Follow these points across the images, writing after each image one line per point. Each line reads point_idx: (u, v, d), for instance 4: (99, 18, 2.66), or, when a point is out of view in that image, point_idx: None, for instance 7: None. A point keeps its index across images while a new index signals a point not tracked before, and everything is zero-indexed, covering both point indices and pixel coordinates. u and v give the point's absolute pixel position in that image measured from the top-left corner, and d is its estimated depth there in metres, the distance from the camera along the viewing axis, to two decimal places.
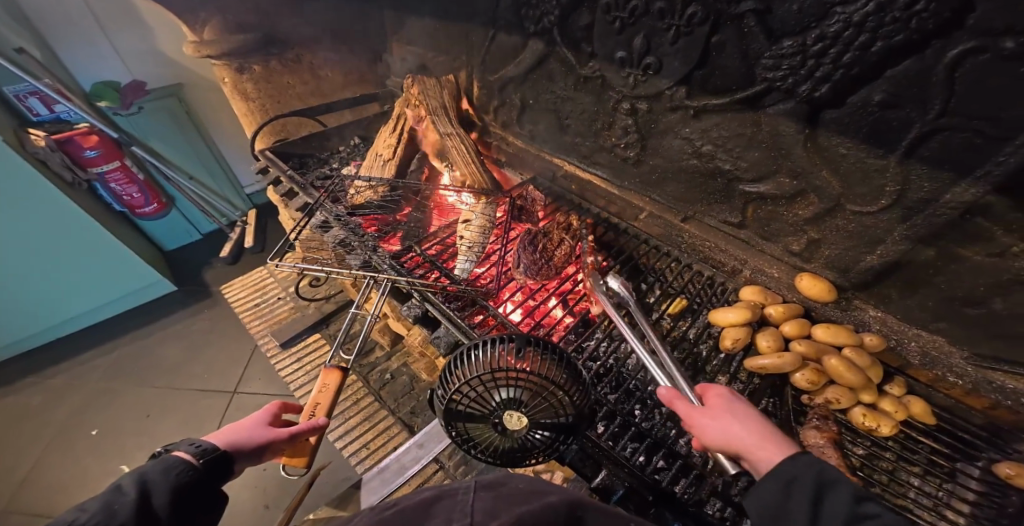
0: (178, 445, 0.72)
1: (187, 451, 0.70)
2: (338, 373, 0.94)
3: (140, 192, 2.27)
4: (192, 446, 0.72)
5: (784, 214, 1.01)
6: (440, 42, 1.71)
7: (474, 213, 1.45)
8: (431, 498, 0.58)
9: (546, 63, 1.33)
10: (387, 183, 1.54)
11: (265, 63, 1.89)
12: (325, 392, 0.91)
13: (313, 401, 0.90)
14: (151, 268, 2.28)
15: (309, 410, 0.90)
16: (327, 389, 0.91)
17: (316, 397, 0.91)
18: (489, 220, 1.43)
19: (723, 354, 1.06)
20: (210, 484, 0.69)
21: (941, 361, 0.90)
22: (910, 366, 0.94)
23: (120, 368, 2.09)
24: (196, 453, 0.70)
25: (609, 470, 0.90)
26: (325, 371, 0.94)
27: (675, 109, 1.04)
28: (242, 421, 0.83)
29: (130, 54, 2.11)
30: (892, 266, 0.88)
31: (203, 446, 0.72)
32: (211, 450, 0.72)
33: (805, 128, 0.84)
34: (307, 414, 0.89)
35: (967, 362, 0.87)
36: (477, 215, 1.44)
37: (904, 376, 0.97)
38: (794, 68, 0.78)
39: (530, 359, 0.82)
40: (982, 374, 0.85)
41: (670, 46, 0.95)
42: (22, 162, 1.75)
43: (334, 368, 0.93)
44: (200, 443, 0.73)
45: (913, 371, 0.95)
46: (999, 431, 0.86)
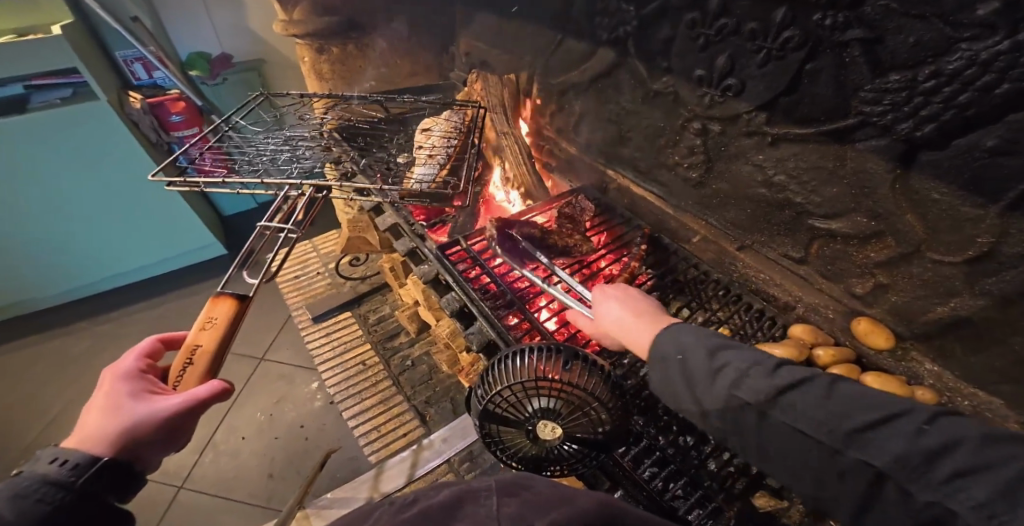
0: (36, 465, 0.58)
1: (51, 473, 0.57)
2: (225, 305, 0.76)
3: None
4: (55, 464, 0.58)
5: (853, 255, 0.95)
6: (507, 41, 1.72)
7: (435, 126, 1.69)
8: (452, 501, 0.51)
9: (615, 73, 1.32)
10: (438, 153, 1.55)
11: (342, 46, 1.99)
12: (210, 332, 0.73)
13: (190, 346, 0.72)
14: (208, 232, 2.40)
15: (189, 359, 0.71)
16: (217, 324, 0.74)
17: (200, 336, 0.73)
18: (451, 125, 1.69)
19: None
20: (102, 494, 0.59)
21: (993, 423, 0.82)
22: None
23: (161, 323, 2.21)
24: (67, 474, 0.57)
25: (626, 491, 0.91)
26: (212, 301, 0.76)
27: (750, 134, 1.01)
28: (104, 395, 0.65)
29: (224, 29, 2.25)
30: (962, 322, 0.82)
31: (72, 462, 0.58)
32: (92, 462, 0.58)
33: (897, 168, 0.79)
34: (178, 369, 0.71)
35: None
36: (437, 128, 1.68)
37: None
38: (897, 104, 0.73)
39: (576, 372, 0.80)
40: None
41: (756, 69, 0.92)
42: (120, 122, 1.93)
43: (223, 298, 0.76)
44: (67, 456, 0.59)
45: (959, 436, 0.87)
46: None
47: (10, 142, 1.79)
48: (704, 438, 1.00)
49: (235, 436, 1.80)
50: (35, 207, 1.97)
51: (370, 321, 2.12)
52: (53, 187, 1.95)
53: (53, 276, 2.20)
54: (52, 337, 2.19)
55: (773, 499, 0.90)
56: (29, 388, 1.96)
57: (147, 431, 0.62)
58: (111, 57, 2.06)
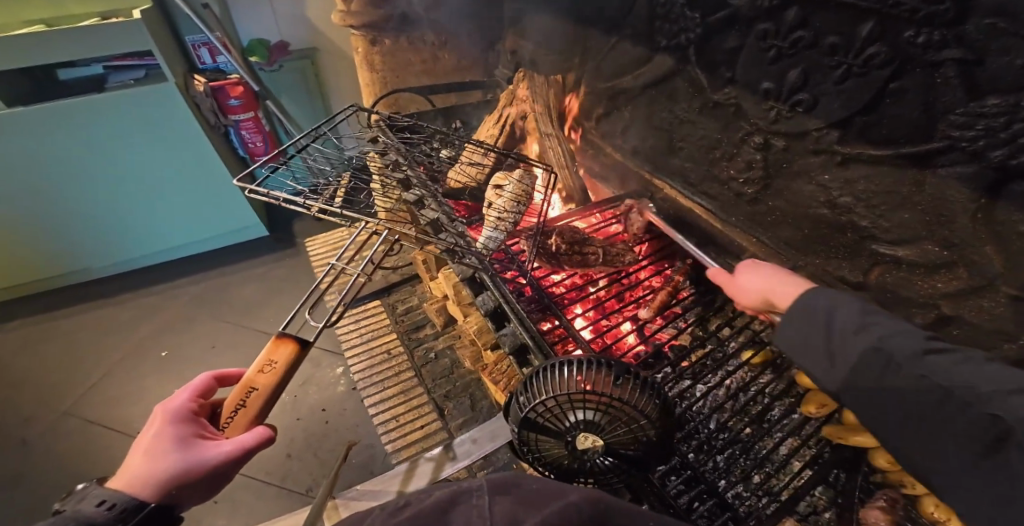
0: (82, 505, 0.57)
1: (97, 517, 0.55)
2: (289, 348, 0.74)
3: (263, 142, 2.47)
4: (101, 507, 0.56)
5: (917, 284, 0.90)
6: (559, 41, 1.70)
7: (508, 179, 1.47)
8: (443, 502, 0.48)
9: (671, 81, 1.30)
10: (515, 196, 1.39)
11: (395, 39, 2.01)
12: (268, 374, 0.72)
13: (247, 385, 0.71)
14: (253, 214, 2.49)
15: (242, 401, 0.70)
16: (275, 369, 0.72)
17: (257, 378, 0.72)
18: (524, 188, 1.42)
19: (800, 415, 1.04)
20: None
21: None
22: None
23: (200, 298, 2.31)
24: (112, 516, 0.55)
25: (653, 506, 0.86)
26: (273, 343, 0.74)
27: (817, 152, 0.98)
28: (156, 430, 0.64)
29: (286, 17, 2.32)
30: None
31: (117, 506, 0.56)
32: (137, 508, 0.57)
33: (982, 197, 0.73)
34: (231, 408, 0.70)
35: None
36: (511, 182, 1.45)
37: None
38: (991, 130, 0.67)
39: (622, 387, 0.78)
40: None
41: (832, 86, 0.88)
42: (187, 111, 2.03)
43: (287, 341, 0.74)
44: (114, 498, 0.57)
45: None
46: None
47: (81, 121, 1.90)
48: (735, 457, 0.99)
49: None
50: (98, 183, 2.08)
51: (398, 311, 2.15)
52: (117, 164, 2.06)
53: (109, 249, 2.32)
54: (100, 305, 2.32)
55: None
56: (80, 351, 2.09)
57: (192, 480, 0.60)
58: (181, 41, 2.17)
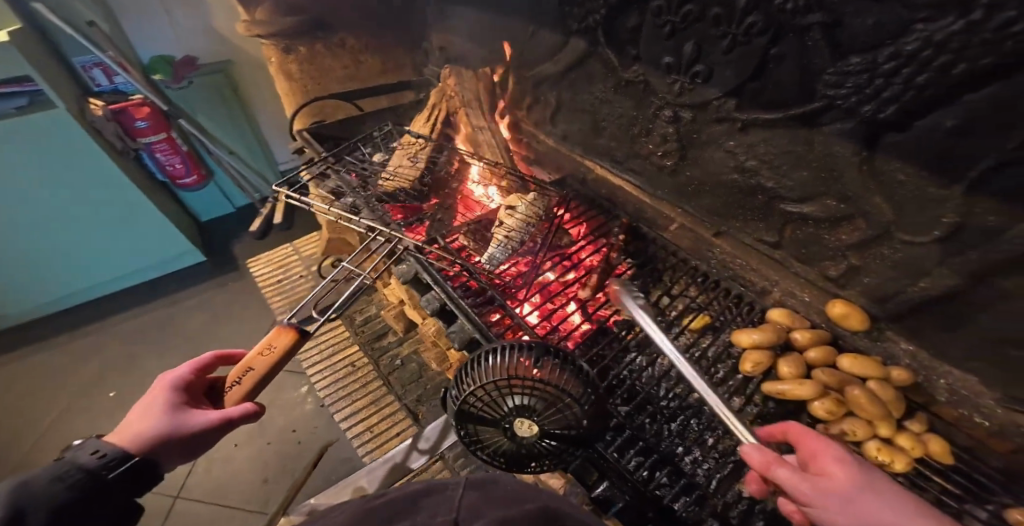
0: (81, 451, 0.61)
1: (88, 463, 0.60)
2: (291, 337, 0.77)
3: (183, 163, 2.36)
4: (96, 455, 0.61)
5: (825, 238, 0.96)
6: (479, 35, 1.69)
7: (521, 202, 1.39)
8: (417, 493, 0.51)
9: (587, 64, 1.31)
10: (531, 217, 1.33)
11: (310, 45, 1.92)
12: (268, 356, 0.75)
13: (246, 363, 0.75)
14: (185, 239, 2.36)
15: (239, 378, 0.75)
16: (273, 353, 0.75)
17: (255, 360, 0.75)
18: (537, 211, 1.34)
19: (741, 376, 1.03)
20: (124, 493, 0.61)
21: (969, 400, 0.85)
22: (935, 403, 0.89)
23: (143, 332, 2.18)
24: (102, 464, 0.60)
25: (612, 482, 0.87)
26: (276, 330, 0.78)
27: (720, 121, 1.02)
28: (155, 393, 0.69)
29: (186, 32, 2.19)
30: (933, 301, 0.83)
31: (108, 456, 0.61)
32: (124, 459, 0.61)
33: (862, 150, 0.79)
34: (232, 379, 0.75)
35: (996, 402, 0.81)
36: (524, 204, 1.38)
37: (927, 413, 0.91)
38: (859, 87, 0.74)
39: (546, 368, 0.78)
40: (1010, 417, 0.80)
41: (723, 55, 0.92)
42: (85, 135, 1.89)
43: (288, 330, 0.76)
44: (107, 449, 0.62)
45: (937, 408, 0.89)
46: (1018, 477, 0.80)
47: None
48: (690, 422, 1.01)
49: (227, 444, 1.79)
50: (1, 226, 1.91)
51: (356, 322, 2.09)
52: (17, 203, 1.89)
53: (32, 289, 2.15)
54: (27, 354, 2.13)
55: None
56: (11, 405, 1.92)
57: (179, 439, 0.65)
58: (70, 64, 2.01)
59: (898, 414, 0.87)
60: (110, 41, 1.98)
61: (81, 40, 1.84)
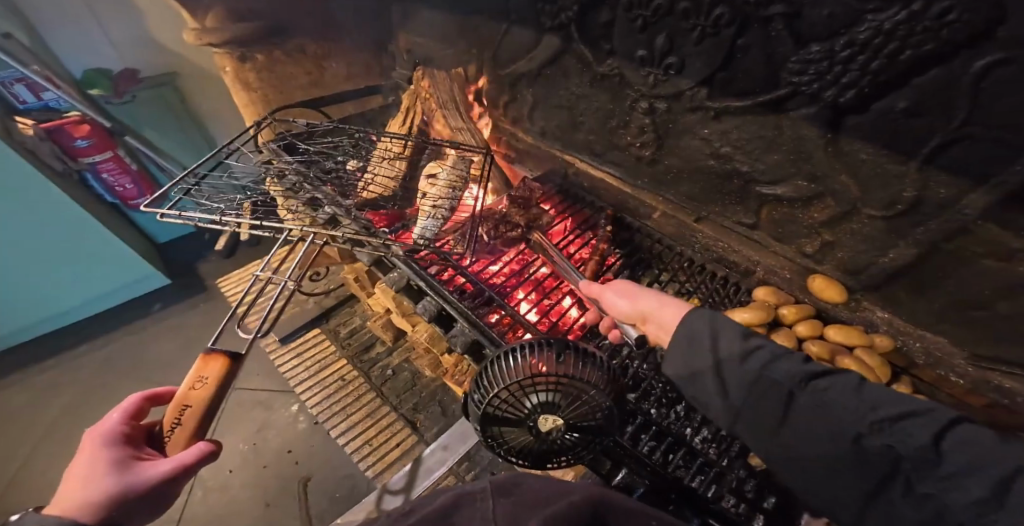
0: None
1: None
2: (222, 361, 0.72)
3: (133, 183, 2.22)
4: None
5: (799, 216, 1.02)
6: (448, 35, 1.67)
7: (441, 169, 1.49)
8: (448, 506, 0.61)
9: (561, 60, 1.32)
10: (452, 180, 1.42)
11: (268, 52, 1.84)
12: (202, 388, 0.69)
13: (181, 402, 0.68)
14: (144, 262, 2.22)
15: (178, 420, 0.67)
16: (207, 383, 0.70)
17: (190, 395, 0.68)
18: (458, 173, 1.44)
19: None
20: None
21: (945, 362, 0.94)
22: (916, 366, 0.98)
23: (110, 363, 2.05)
24: None
25: (630, 469, 0.93)
26: (204, 358, 0.71)
27: (694, 110, 1.05)
28: (88, 455, 0.60)
29: (124, 42, 2.06)
30: (902, 269, 0.91)
31: None
32: None
33: (827, 133, 0.85)
34: (170, 422, 0.67)
35: (967, 361, 0.90)
36: (444, 171, 1.48)
37: (910, 376, 1.01)
38: (821, 73, 0.79)
39: (569, 364, 0.77)
40: (981, 373, 0.89)
41: (693, 47, 0.95)
42: (20, 160, 1.72)
43: (218, 354, 0.71)
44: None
45: (919, 371, 0.99)
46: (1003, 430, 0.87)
47: None
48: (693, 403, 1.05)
49: (222, 470, 1.74)
50: None
51: (341, 336, 2.05)
52: None
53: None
54: None
55: None
56: None
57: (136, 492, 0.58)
58: None
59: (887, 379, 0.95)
60: (32, 54, 1.79)
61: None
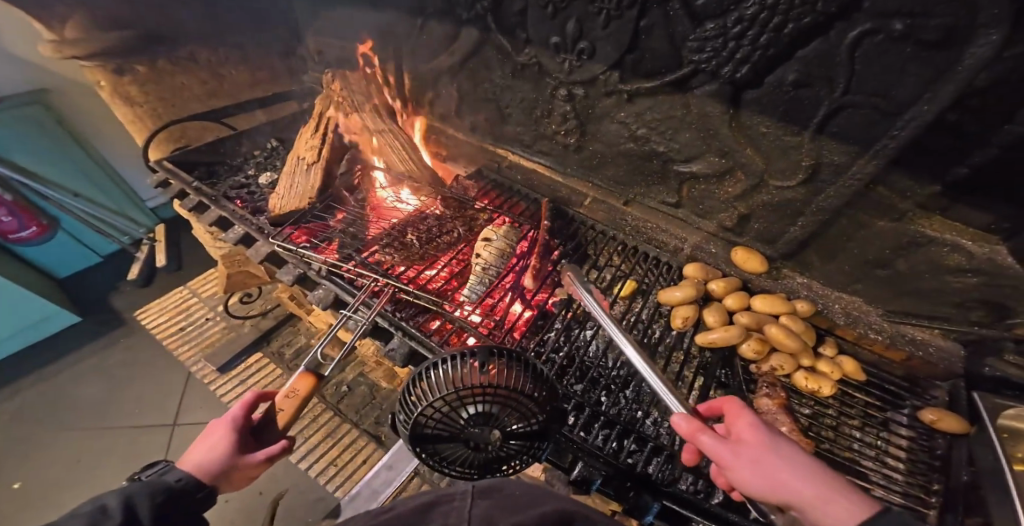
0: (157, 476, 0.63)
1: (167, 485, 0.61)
2: (311, 379, 0.81)
3: (10, 216, 1.96)
4: (172, 479, 0.62)
5: (715, 192, 1.04)
6: (361, 31, 1.57)
7: (495, 232, 1.26)
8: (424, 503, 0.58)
9: (481, 51, 1.28)
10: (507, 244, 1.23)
11: (151, 63, 1.67)
12: (293, 399, 0.78)
13: (277, 406, 0.77)
14: (44, 301, 1.98)
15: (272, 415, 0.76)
16: (298, 395, 0.78)
17: (285, 401, 0.78)
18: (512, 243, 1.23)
19: (675, 332, 1.10)
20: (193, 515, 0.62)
21: (861, 319, 1.00)
22: (837, 326, 1.02)
23: (14, 419, 1.81)
24: (178, 486, 0.62)
25: (586, 462, 0.88)
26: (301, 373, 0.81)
27: (609, 94, 1.05)
28: (215, 429, 0.71)
29: None
30: (812, 235, 0.95)
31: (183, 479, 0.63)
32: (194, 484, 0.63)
33: (729, 109, 0.86)
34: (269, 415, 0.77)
35: (883, 318, 0.98)
36: (499, 235, 1.25)
37: (834, 336, 1.05)
38: (717, 50, 0.80)
39: (496, 371, 0.76)
40: (897, 329, 0.96)
41: (601, 31, 0.94)
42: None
43: (309, 373, 0.81)
44: (178, 474, 0.63)
45: (840, 331, 1.03)
46: (917, 380, 0.96)
47: None
48: (641, 385, 1.05)
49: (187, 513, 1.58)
50: None
51: (286, 357, 1.89)
52: None
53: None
54: None
55: None
56: None
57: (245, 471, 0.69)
58: None
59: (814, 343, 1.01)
60: None
61: None
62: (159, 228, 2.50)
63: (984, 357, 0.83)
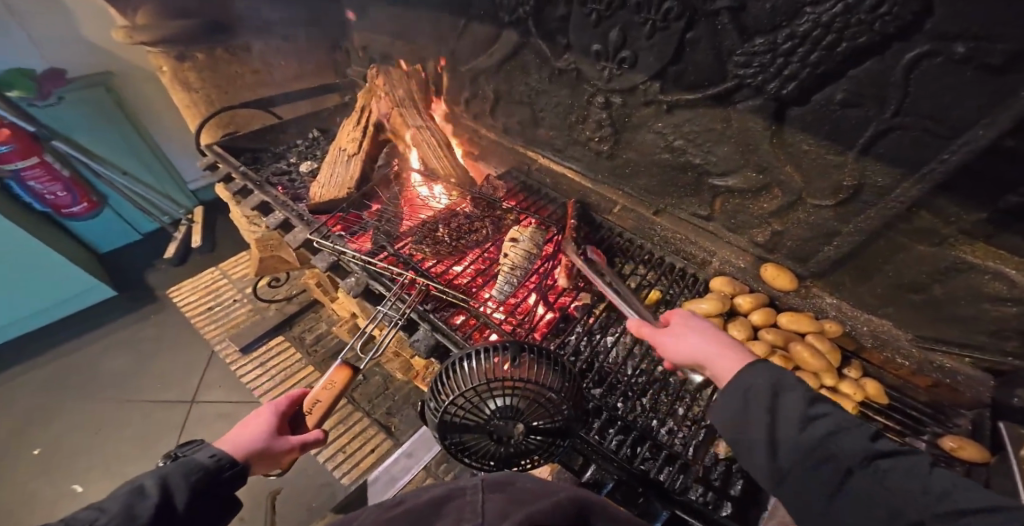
0: (196, 454, 0.66)
1: (205, 463, 0.64)
2: (348, 371, 0.87)
3: (65, 190, 2.06)
4: (209, 457, 0.66)
5: (750, 207, 1.04)
6: (405, 30, 1.61)
7: (522, 233, 1.28)
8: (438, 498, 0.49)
9: (520, 54, 1.30)
10: (535, 244, 1.25)
11: (210, 51, 1.76)
12: (331, 389, 0.85)
13: (314, 397, 0.84)
14: (87, 274, 2.08)
15: (310, 409, 0.83)
16: (335, 386, 0.85)
17: (322, 392, 0.85)
18: (538, 242, 1.25)
19: None
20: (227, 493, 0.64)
21: (890, 343, 0.98)
22: (863, 348, 1.02)
23: (51, 382, 1.91)
24: (213, 464, 0.64)
25: (600, 464, 0.89)
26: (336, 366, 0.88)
27: (648, 104, 1.06)
28: (253, 416, 0.76)
29: (47, 40, 1.92)
30: (846, 255, 0.94)
31: (220, 458, 0.66)
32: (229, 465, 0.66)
33: (772, 125, 0.86)
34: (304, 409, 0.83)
35: (912, 343, 0.94)
36: (525, 236, 1.27)
37: (860, 359, 1.04)
38: (764, 66, 0.80)
39: (525, 366, 0.78)
40: (926, 355, 0.93)
41: (645, 41, 0.96)
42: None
43: (345, 365, 0.87)
44: (217, 453, 0.67)
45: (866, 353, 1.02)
46: (942, 407, 0.93)
47: None
48: (659, 394, 1.03)
49: None
50: None
51: (307, 342, 1.93)
52: None
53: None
54: None
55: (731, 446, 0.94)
56: None
57: (277, 457, 0.72)
58: None
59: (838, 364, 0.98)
60: None
61: None
62: (197, 210, 2.60)
63: (1014, 388, 0.79)
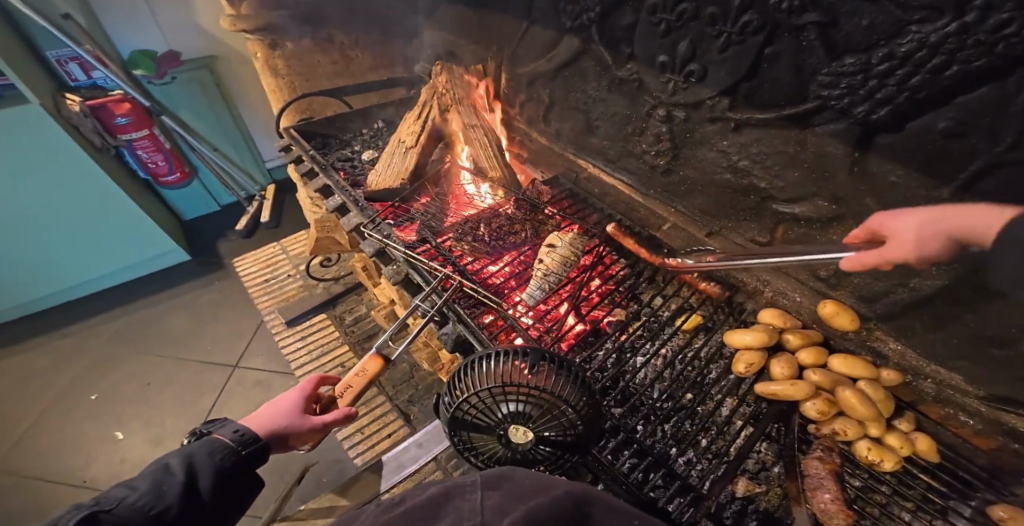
0: (222, 430, 0.71)
1: (230, 439, 0.69)
2: (380, 361, 0.88)
3: (165, 160, 2.34)
4: (233, 432, 0.70)
5: (817, 238, 0.96)
6: (473, 30, 1.65)
7: (561, 238, 1.25)
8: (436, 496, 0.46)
9: (581, 61, 1.29)
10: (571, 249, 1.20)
11: (297, 41, 1.91)
12: (362, 376, 0.86)
13: (346, 382, 0.86)
14: (168, 238, 2.34)
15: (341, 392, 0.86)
16: (365, 374, 0.86)
17: (353, 379, 0.87)
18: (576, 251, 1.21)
19: (734, 377, 1.02)
20: (248, 471, 0.68)
21: (955, 400, 0.86)
22: (924, 402, 0.90)
23: (126, 331, 2.14)
24: (237, 440, 0.69)
25: (608, 486, 0.81)
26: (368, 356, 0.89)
27: (713, 120, 1.01)
28: (284, 398, 0.82)
29: (170, 25, 2.18)
30: (924, 301, 0.83)
31: (244, 434, 0.70)
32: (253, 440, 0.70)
33: (856, 152, 0.80)
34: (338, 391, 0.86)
35: (978, 400, 0.82)
36: (564, 242, 1.24)
37: (915, 412, 0.92)
38: (853, 88, 0.74)
39: (543, 375, 0.74)
40: (992, 414, 0.81)
41: (717, 55, 0.92)
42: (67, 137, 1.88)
43: (377, 355, 0.87)
44: (242, 428, 0.71)
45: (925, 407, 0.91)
46: (1002, 475, 0.81)
47: None
48: (683, 423, 0.95)
49: None
50: None
51: (346, 322, 2.01)
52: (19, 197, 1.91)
53: (17, 288, 2.12)
54: (13, 353, 2.09)
55: (751, 483, 0.86)
56: None
57: (302, 436, 0.78)
58: (43, 58, 1.98)
59: (887, 414, 0.88)
60: (88, 35, 1.96)
61: (58, 35, 1.83)
62: (270, 188, 2.81)
63: None
